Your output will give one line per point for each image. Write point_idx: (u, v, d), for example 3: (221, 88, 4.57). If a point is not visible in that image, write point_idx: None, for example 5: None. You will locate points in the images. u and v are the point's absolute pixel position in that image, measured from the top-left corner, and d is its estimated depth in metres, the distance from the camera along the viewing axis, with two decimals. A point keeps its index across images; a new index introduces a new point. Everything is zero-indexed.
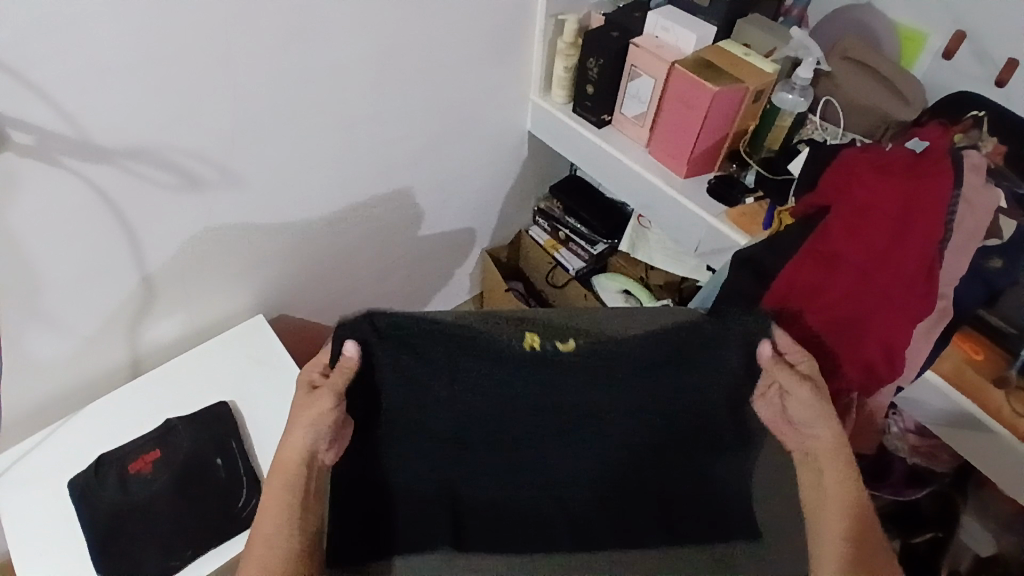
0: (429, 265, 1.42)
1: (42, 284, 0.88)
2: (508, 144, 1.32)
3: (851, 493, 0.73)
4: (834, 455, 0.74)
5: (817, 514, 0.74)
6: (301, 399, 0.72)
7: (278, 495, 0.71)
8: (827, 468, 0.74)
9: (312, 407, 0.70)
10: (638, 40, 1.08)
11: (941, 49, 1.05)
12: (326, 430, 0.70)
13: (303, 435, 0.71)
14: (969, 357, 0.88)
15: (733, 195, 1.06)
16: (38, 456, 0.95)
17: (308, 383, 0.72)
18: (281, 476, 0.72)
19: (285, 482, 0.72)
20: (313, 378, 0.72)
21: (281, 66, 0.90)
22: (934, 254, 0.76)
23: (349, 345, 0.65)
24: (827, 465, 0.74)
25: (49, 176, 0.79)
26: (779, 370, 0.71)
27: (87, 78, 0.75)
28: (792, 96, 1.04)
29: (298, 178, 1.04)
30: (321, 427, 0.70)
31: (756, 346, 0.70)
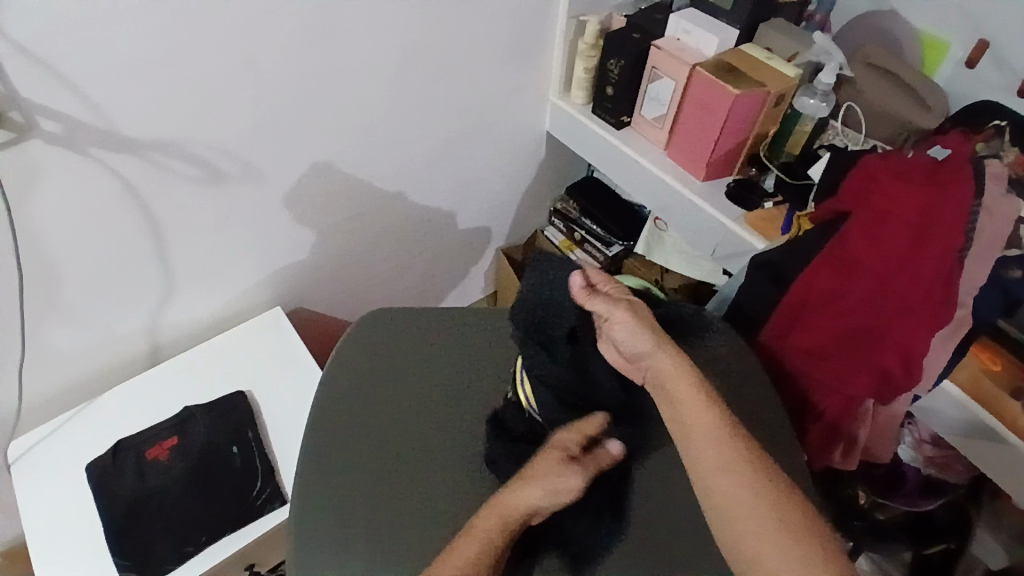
0: (446, 262, 1.43)
1: (65, 271, 0.89)
2: (527, 144, 1.32)
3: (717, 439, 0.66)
4: (682, 382, 0.70)
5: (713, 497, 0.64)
6: (548, 459, 0.70)
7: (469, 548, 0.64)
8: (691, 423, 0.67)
9: (557, 470, 0.69)
10: (659, 43, 1.08)
11: (964, 58, 1.04)
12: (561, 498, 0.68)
13: (535, 495, 0.68)
14: (985, 367, 0.87)
15: (752, 201, 1.06)
16: (56, 441, 0.97)
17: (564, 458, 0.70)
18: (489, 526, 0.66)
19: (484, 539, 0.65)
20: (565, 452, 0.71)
21: (306, 62, 0.91)
22: (952, 262, 0.76)
23: (615, 442, 0.74)
24: (680, 395, 0.69)
25: (74, 166, 0.81)
26: (591, 299, 0.74)
27: (115, 70, 0.76)
28: (813, 101, 1.04)
29: (319, 172, 1.05)
30: (557, 494, 0.68)
31: (568, 277, 0.77)
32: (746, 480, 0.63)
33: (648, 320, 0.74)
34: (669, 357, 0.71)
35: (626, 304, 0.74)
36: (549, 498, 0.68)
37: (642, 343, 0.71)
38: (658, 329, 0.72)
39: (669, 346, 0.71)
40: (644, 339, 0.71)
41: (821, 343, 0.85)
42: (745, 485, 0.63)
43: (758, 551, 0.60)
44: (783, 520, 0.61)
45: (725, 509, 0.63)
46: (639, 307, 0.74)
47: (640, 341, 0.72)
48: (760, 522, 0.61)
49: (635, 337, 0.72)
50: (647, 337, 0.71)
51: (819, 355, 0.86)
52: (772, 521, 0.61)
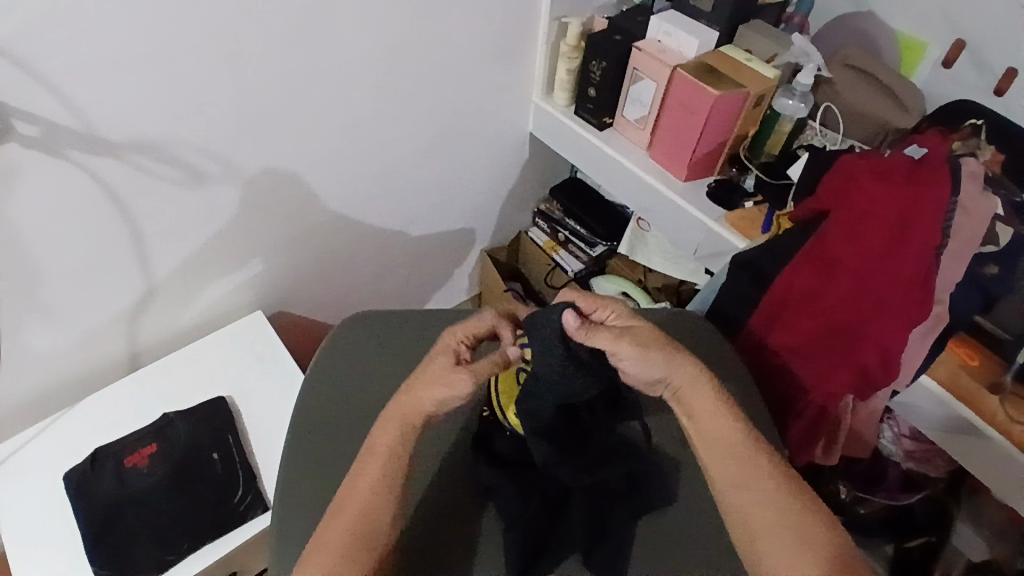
0: (430, 263, 1.43)
1: (43, 274, 0.88)
2: (510, 146, 1.33)
3: (745, 457, 0.70)
4: (704, 398, 0.72)
5: (741, 515, 0.68)
6: (440, 367, 0.72)
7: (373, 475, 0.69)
8: (717, 445, 0.71)
9: (443, 380, 0.71)
10: (641, 44, 1.09)
11: (941, 58, 1.06)
12: (456, 397, 0.71)
13: (428, 396, 0.71)
14: (963, 362, 0.88)
15: (731, 200, 1.07)
16: (34, 449, 0.95)
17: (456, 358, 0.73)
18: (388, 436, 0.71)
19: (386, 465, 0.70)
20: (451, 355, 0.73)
21: (288, 63, 0.91)
22: (929, 261, 0.77)
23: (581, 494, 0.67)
24: (699, 412, 0.72)
25: (51, 169, 0.80)
26: (593, 334, 0.69)
27: (94, 73, 0.75)
28: (793, 102, 1.05)
29: (300, 174, 1.04)
30: (448, 397, 0.71)
31: (559, 317, 0.69)
32: (770, 499, 0.68)
33: (653, 338, 0.71)
34: (688, 374, 0.72)
35: (639, 325, 0.72)
36: (445, 398, 0.71)
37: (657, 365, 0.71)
38: (672, 347, 0.72)
39: (686, 360, 0.72)
40: (659, 361, 0.71)
41: (802, 340, 0.86)
42: (767, 503, 0.68)
43: (771, 565, 0.65)
44: (803, 537, 0.65)
45: (755, 528, 0.67)
46: (641, 329, 0.71)
47: (656, 364, 0.71)
48: (780, 542, 0.65)
49: (649, 357, 0.71)
50: (662, 358, 0.71)
51: (799, 354, 0.87)
52: (794, 543, 0.65)
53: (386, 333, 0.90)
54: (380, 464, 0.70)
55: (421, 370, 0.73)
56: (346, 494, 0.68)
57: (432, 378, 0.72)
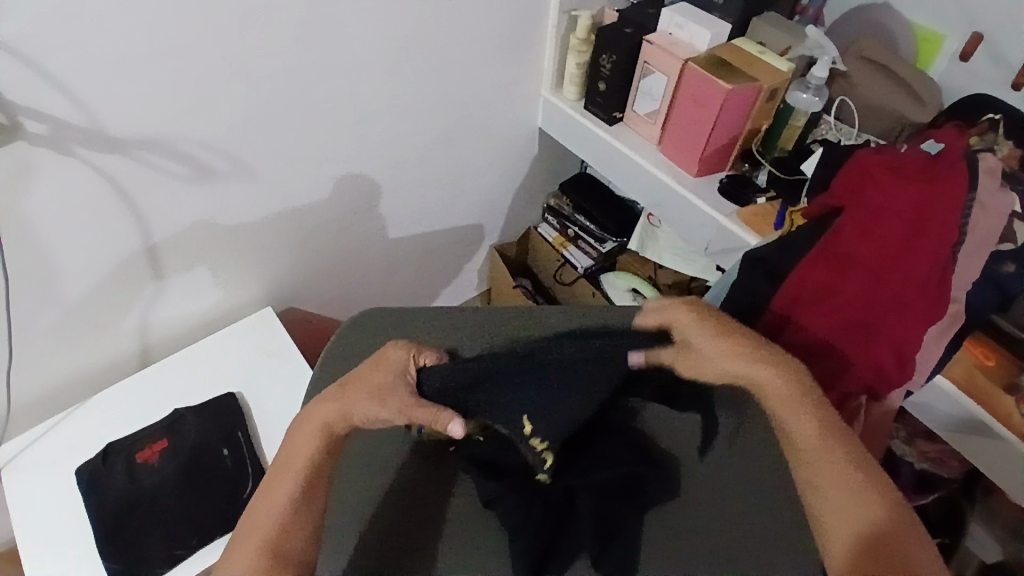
0: (439, 259, 1.42)
1: (56, 271, 0.88)
2: (519, 141, 1.32)
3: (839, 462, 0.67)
4: (786, 396, 0.69)
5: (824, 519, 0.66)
6: (365, 380, 0.70)
7: (284, 486, 0.68)
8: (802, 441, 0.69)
9: (368, 394, 0.69)
10: (651, 37, 1.07)
11: (958, 52, 1.03)
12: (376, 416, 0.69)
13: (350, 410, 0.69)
14: (979, 362, 0.86)
15: (745, 195, 1.05)
16: (46, 444, 0.96)
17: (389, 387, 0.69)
18: (302, 443, 0.69)
19: (294, 473, 0.68)
20: (386, 379, 0.70)
21: (295, 59, 0.90)
22: (947, 259, 0.76)
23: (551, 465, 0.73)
24: (784, 412, 0.70)
25: (61, 167, 0.80)
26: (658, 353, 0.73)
27: (101, 69, 0.75)
28: (807, 95, 1.03)
29: (308, 169, 1.04)
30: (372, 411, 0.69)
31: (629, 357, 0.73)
32: (846, 505, 0.65)
33: (718, 340, 0.71)
34: (768, 372, 0.69)
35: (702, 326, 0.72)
36: (372, 414, 0.69)
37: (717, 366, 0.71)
38: (731, 348, 0.70)
39: (747, 358, 0.70)
40: (726, 362, 0.70)
41: (814, 339, 0.84)
42: (844, 507, 0.65)
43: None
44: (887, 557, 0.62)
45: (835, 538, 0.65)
46: (704, 329, 0.71)
47: (723, 366, 0.70)
48: (862, 555, 0.63)
49: (711, 353, 0.71)
50: (721, 356, 0.70)
51: (811, 353, 0.85)
52: (876, 558, 0.62)
53: (394, 328, 0.90)
54: (292, 475, 0.68)
55: (356, 384, 0.71)
56: (256, 512, 0.68)
57: (360, 397, 0.69)
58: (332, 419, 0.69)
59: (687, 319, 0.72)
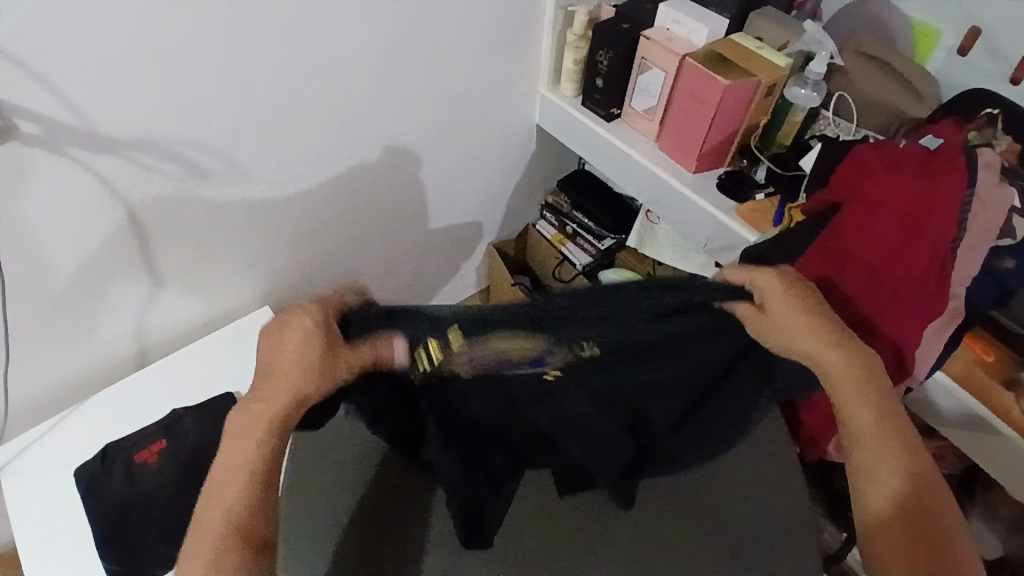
0: (437, 257, 1.42)
1: (53, 273, 0.88)
2: (517, 138, 1.31)
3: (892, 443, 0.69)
4: (858, 378, 0.71)
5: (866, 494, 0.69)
6: (296, 336, 0.65)
7: (234, 488, 0.62)
8: (859, 415, 0.71)
9: (304, 348, 0.65)
10: (648, 33, 1.06)
11: (956, 46, 1.03)
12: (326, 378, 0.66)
13: (287, 380, 0.65)
14: (978, 358, 0.86)
15: (742, 191, 1.05)
16: (45, 445, 0.96)
17: (310, 330, 0.66)
18: (247, 440, 0.64)
19: (243, 471, 0.63)
20: (310, 323, 0.66)
21: (289, 57, 0.89)
22: (945, 253, 0.76)
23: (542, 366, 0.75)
24: (848, 395, 0.71)
25: (56, 168, 0.79)
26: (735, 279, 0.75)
27: (93, 69, 0.74)
28: (805, 91, 1.03)
29: (303, 168, 1.03)
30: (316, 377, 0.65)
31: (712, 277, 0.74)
32: (891, 483, 0.68)
33: (810, 310, 0.72)
34: (841, 356, 0.71)
35: (785, 297, 0.72)
36: (309, 377, 0.65)
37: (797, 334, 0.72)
38: (819, 317, 0.72)
39: (828, 337, 0.71)
40: (803, 330, 0.72)
41: None
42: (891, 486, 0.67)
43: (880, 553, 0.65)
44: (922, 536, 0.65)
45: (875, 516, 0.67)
46: (796, 297, 0.72)
47: (798, 331, 0.72)
48: (902, 507, 0.66)
49: (794, 321, 0.72)
50: (803, 321, 0.72)
51: None
52: (915, 512, 0.66)
53: None
54: (242, 477, 0.63)
55: (281, 335, 0.66)
56: (204, 518, 0.62)
57: (287, 339, 0.66)
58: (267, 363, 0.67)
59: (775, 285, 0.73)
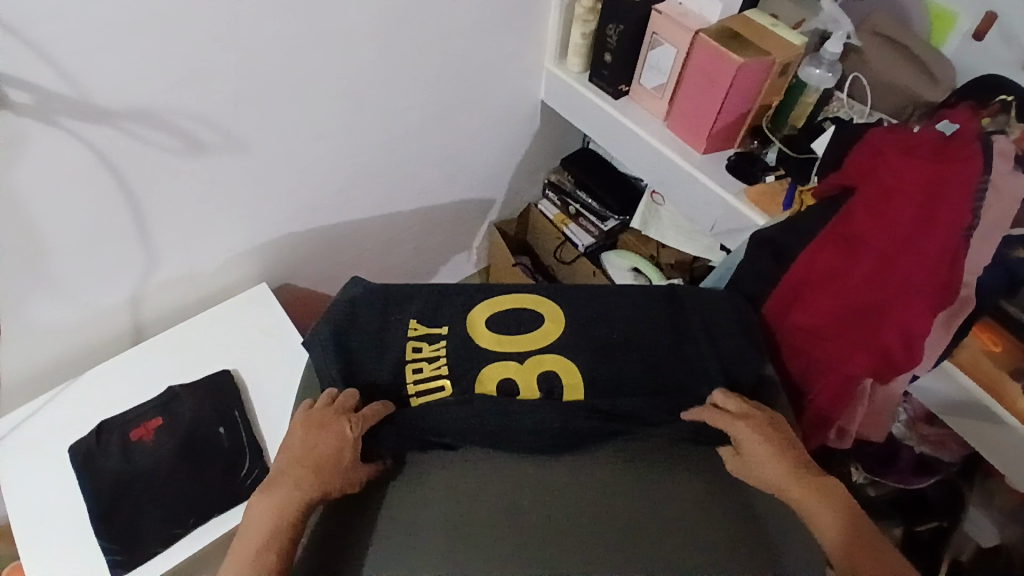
0: (438, 235, 1.39)
1: (47, 248, 0.85)
2: (520, 114, 1.28)
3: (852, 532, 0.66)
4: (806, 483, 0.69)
5: None
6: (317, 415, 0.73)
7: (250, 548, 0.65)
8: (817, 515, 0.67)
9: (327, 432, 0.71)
10: (662, 6, 1.03)
11: (972, 30, 1.00)
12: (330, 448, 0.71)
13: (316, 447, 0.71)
14: (986, 348, 0.86)
15: (752, 173, 1.03)
16: (39, 420, 0.94)
17: (343, 441, 0.71)
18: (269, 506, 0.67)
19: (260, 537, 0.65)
20: (347, 434, 0.71)
21: (288, 28, 0.86)
22: (959, 242, 0.73)
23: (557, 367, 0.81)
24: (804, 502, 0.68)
25: (46, 138, 0.76)
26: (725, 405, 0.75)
27: (85, 35, 0.71)
28: (819, 72, 1.00)
29: (300, 143, 1.00)
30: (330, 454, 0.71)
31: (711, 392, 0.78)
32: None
33: (768, 429, 0.73)
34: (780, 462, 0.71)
35: (745, 430, 0.73)
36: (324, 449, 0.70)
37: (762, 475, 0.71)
38: (773, 438, 0.72)
39: (775, 452, 0.71)
40: (762, 451, 0.71)
41: (821, 322, 0.84)
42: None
43: None
44: None
45: None
46: (761, 421, 0.73)
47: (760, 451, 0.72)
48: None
49: (765, 457, 0.71)
50: (762, 445, 0.72)
51: (818, 334, 0.85)
52: None
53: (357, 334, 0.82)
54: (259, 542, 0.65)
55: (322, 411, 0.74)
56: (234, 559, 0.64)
57: (331, 439, 0.71)
58: (294, 457, 0.71)
59: (742, 422, 0.73)
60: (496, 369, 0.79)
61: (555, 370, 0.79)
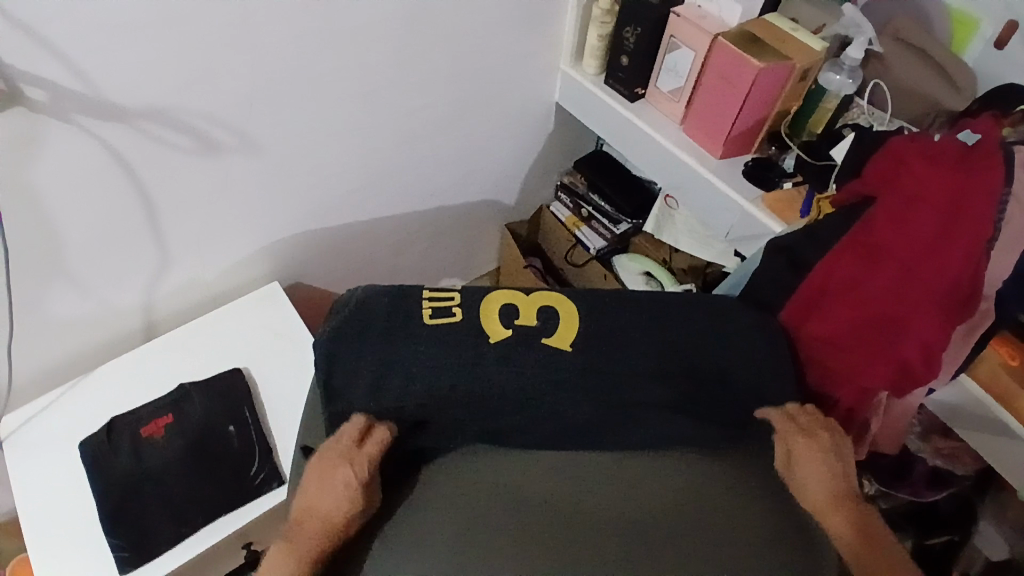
0: (450, 235, 1.38)
1: (61, 245, 0.85)
2: (534, 115, 1.27)
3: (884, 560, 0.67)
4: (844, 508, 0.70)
5: None
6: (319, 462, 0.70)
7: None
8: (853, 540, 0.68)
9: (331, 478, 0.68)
10: (679, 9, 1.02)
11: (994, 37, 0.97)
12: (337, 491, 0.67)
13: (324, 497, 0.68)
14: (1004, 362, 0.84)
15: (769, 178, 1.02)
16: (51, 416, 0.94)
17: (354, 488, 0.68)
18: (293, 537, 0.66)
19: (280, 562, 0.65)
20: (355, 479, 0.68)
21: (300, 26, 0.85)
22: (981, 253, 0.72)
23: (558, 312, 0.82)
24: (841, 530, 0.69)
25: (63, 137, 0.76)
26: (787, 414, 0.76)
27: (100, 33, 0.71)
28: (840, 77, 1.00)
29: (314, 142, 0.99)
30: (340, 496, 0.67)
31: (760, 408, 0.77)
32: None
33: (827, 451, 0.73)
34: (823, 483, 0.71)
35: (799, 441, 0.73)
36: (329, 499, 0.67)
37: (820, 501, 0.70)
38: (828, 460, 0.72)
39: (827, 471, 0.71)
40: (818, 472, 0.72)
41: (840, 334, 0.82)
42: None
43: None
44: None
45: None
46: (820, 437, 0.73)
47: (813, 474, 0.72)
48: None
49: (822, 482, 0.71)
50: (818, 467, 0.72)
51: (833, 342, 0.83)
52: None
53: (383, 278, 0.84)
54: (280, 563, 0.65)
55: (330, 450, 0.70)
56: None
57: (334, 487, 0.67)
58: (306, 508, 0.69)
59: (805, 441, 0.73)
60: (502, 295, 0.80)
61: (554, 306, 0.79)
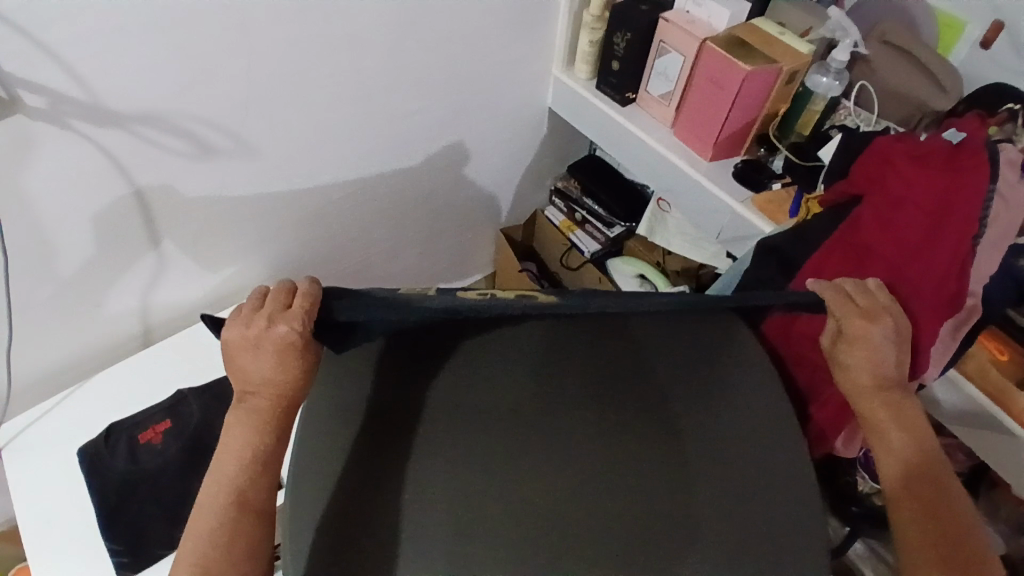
0: (445, 239, 1.39)
1: (56, 248, 0.86)
2: (528, 120, 1.28)
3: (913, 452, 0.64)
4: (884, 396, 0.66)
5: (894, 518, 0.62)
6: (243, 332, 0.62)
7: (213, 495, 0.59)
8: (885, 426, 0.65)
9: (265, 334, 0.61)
10: (669, 15, 1.04)
11: (980, 38, 1.00)
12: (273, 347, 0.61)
13: (256, 357, 0.61)
14: (993, 357, 0.87)
15: (758, 180, 1.04)
16: (48, 421, 0.95)
17: (292, 343, 0.61)
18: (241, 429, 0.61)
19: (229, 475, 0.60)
20: (291, 334, 0.61)
21: (294, 33, 0.86)
22: (968, 251, 0.72)
23: None
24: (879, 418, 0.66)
25: (58, 140, 0.77)
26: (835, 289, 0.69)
27: (97, 39, 0.72)
28: (827, 79, 1.01)
29: (309, 147, 1.00)
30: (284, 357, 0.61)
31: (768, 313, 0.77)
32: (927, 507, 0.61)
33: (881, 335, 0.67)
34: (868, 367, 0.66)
35: (857, 321, 0.66)
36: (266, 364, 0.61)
37: (855, 382, 0.67)
38: (881, 349, 0.66)
39: (876, 355, 0.66)
40: (859, 356, 0.67)
41: None
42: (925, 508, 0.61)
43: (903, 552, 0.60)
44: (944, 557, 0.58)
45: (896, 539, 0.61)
46: (878, 318, 0.67)
47: (855, 356, 0.67)
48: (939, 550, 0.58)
49: (871, 366, 0.66)
50: (863, 350, 0.67)
51: None
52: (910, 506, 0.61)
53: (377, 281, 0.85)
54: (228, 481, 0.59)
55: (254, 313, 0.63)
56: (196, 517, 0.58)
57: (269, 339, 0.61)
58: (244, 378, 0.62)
59: (865, 322, 0.66)
60: None
61: None
